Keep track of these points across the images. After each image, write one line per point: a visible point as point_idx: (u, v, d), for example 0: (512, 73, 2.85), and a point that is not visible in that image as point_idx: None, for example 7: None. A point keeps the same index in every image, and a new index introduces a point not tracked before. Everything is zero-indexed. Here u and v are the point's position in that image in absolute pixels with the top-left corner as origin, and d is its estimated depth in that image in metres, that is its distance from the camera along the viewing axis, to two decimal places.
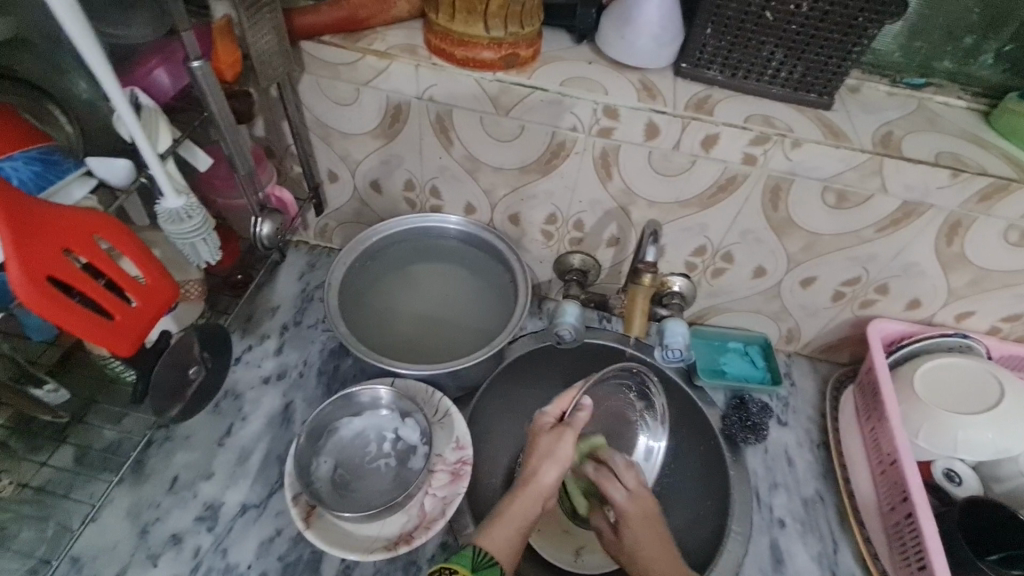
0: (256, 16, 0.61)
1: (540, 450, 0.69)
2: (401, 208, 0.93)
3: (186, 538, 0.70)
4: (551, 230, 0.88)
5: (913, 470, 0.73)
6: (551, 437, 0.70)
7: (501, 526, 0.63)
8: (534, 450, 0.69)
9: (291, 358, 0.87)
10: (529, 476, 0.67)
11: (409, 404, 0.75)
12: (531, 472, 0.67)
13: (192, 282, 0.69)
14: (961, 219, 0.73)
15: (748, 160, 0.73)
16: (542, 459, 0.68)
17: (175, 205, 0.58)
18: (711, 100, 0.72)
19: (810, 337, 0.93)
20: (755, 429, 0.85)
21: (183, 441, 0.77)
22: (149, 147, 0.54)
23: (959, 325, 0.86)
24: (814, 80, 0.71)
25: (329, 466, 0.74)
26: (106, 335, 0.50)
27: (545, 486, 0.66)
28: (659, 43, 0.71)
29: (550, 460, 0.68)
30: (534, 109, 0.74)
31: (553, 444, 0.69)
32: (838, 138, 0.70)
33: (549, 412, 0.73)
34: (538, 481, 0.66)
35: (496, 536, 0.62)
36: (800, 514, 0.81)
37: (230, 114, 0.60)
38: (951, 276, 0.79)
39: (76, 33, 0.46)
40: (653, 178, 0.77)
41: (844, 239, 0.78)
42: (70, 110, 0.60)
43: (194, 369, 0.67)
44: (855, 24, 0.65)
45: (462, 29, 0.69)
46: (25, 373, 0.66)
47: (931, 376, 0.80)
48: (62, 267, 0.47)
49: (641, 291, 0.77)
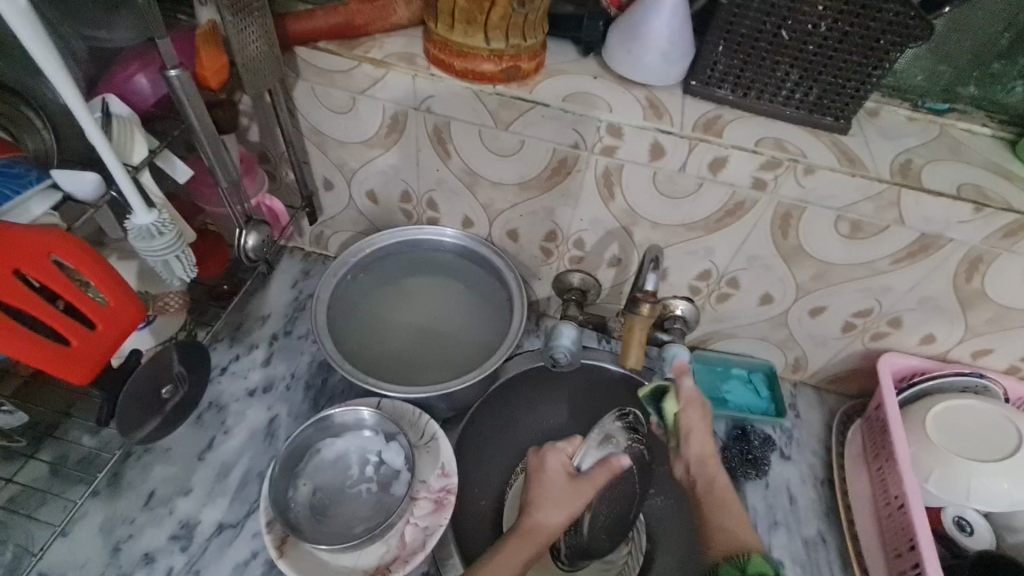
0: (243, 22, 0.58)
1: (543, 497, 0.65)
2: (397, 219, 0.90)
3: (159, 557, 0.68)
4: (550, 248, 0.85)
5: (920, 518, 0.69)
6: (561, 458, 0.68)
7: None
8: (545, 486, 0.66)
9: (278, 370, 0.84)
10: (534, 524, 0.62)
11: (393, 426, 0.72)
12: (528, 522, 0.63)
13: (170, 295, 0.68)
14: (983, 255, 0.69)
15: (758, 185, 0.69)
16: (551, 503, 0.64)
17: (146, 221, 0.55)
18: (720, 121, 0.69)
19: (817, 368, 0.90)
20: (755, 463, 0.81)
21: (162, 454, 0.75)
22: (114, 157, 0.51)
23: (976, 363, 0.82)
24: (830, 103, 0.67)
25: (308, 490, 0.71)
26: (57, 363, 0.48)
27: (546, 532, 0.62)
28: (667, 60, 0.68)
29: (556, 503, 0.64)
30: (535, 125, 0.71)
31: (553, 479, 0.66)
32: (854, 165, 0.66)
33: (564, 449, 0.69)
34: (543, 531, 0.62)
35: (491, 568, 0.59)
36: (801, 556, 0.77)
37: (211, 124, 0.57)
38: (970, 312, 0.75)
39: (33, 45, 0.43)
40: (658, 200, 0.74)
41: (857, 270, 0.74)
42: (45, 114, 0.58)
43: (168, 390, 0.65)
44: (876, 47, 0.61)
45: (461, 39, 0.67)
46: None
47: (944, 419, 0.76)
48: (11, 290, 0.45)
49: (638, 322, 0.71)
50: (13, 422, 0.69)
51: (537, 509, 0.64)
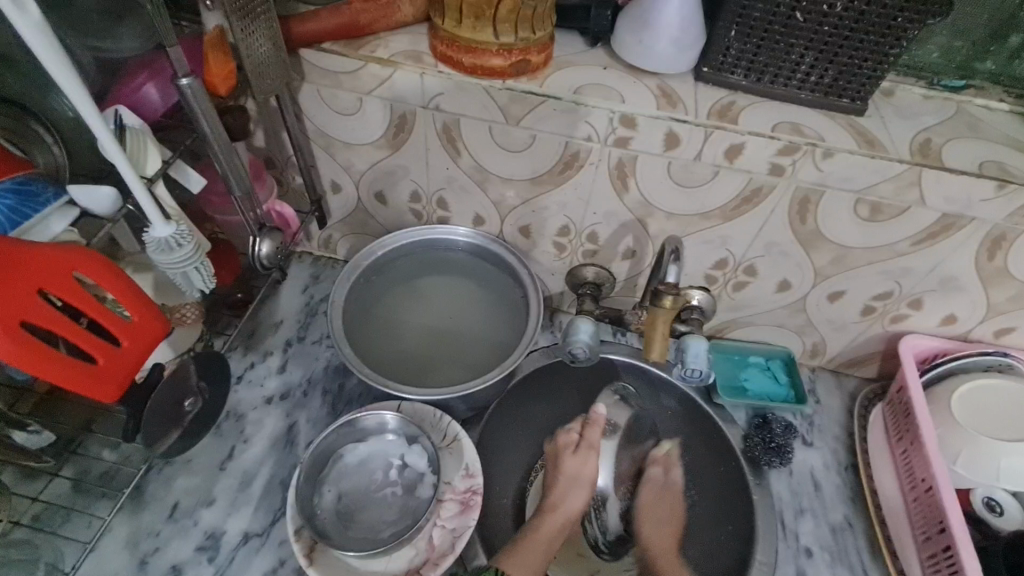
0: (250, 26, 0.57)
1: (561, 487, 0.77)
2: (406, 219, 0.89)
3: (187, 569, 0.68)
4: (562, 243, 0.85)
5: (952, 501, 0.68)
6: (577, 460, 0.80)
7: (522, 558, 0.68)
8: (562, 474, 0.79)
9: (295, 376, 0.84)
10: (557, 504, 0.76)
11: (416, 429, 0.71)
12: (549, 504, 0.76)
13: (188, 306, 0.67)
14: (1005, 233, 0.68)
15: (775, 171, 0.68)
16: (571, 485, 0.77)
17: (164, 233, 0.55)
18: (735, 107, 0.68)
19: (836, 352, 0.89)
20: (780, 451, 0.80)
21: (184, 466, 0.74)
22: (131, 170, 0.51)
23: (998, 342, 0.81)
24: (846, 84, 0.66)
25: (333, 496, 0.71)
26: (84, 382, 0.47)
27: (572, 511, 0.76)
28: (678, 47, 0.67)
29: (577, 485, 0.78)
30: (547, 119, 0.70)
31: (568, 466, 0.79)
32: (873, 147, 0.65)
33: (570, 432, 0.83)
34: (565, 509, 0.76)
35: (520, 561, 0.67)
36: (829, 543, 0.77)
37: (224, 132, 0.57)
38: (993, 291, 0.74)
39: (45, 57, 0.43)
40: (673, 190, 0.73)
41: (876, 253, 0.73)
42: (53, 127, 0.56)
43: (190, 401, 0.65)
44: (894, 25, 0.60)
45: (469, 35, 0.65)
46: (5, 417, 0.65)
47: (970, 399, 0.75)
48: (34, 309, 0.44)
49: (661, 314, 0.70)
50: (38, 443, 0.69)
51: (559, 491, 0.77)
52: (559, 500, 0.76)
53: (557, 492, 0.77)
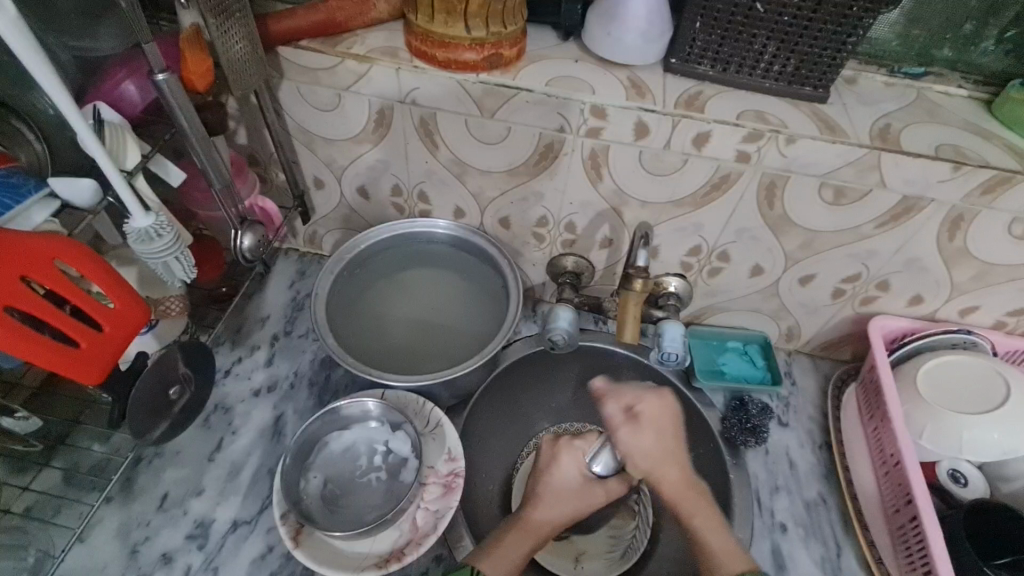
0: (225, 24, 0.58)
1: (550, 487, 0.79)
2: (389, 213, 0.91)
3: (177, 557, 0.69)
4: (542, 233, 0.87)
5: (916, 472, 0.71)
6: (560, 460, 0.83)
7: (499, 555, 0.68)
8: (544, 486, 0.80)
9: (282, 369, 0.85)
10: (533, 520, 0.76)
11: (399, 415, 0.73)
12: (528, 516, 0.76)
13: (172, 299, 0.69)
14: (964, 214, 0.70)
15: (742, 158, 0.70)
16: (555, 500, 0.78)
17: (144, 224, 0.56)
18: (702, 96, 0.70)
19: (810, 335, 0.92)
20: (755, 431, 0.83)
21: (173, 457, 0.76)
22: (110, 162, 0.52)
23: (964, 320, 0.84)
24: (808, 72, 0.68)
25: (319, 482, 0.72)
26: (68, 365, 0.49)
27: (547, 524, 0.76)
28: (646, 40, 0.69)
29: (558, 499, 0.78)
30: (520, 111, 0.72)
31: (565, 471, 0.82)
32: (834, 133, 0.68)
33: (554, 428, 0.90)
34: (537, 523, 0.75)
35: (503, 560, 0.68)
36: (803, 518, 0.79)
37: (201, 127, 0.58)
38: (956, 270, 0.77)
39: (23, 53, 0.44)
40: (646, 179, 0.75)
41: (842, 236, 0.76)
42: (34, 123, 0.58)
43: (176, 390, 0.67)
44: (849, 14, 0.62)
45: (441, 30, 0.67)
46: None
47: (935, 376, 0.78)
48: (19, 295, 0.46)
49: (633, 298, 0.72)
50: (28, 429, 0.71)
51: (538, 508, 0.77)
52: (538, 514, 0.76)
53: (537, 509, 0.77)
